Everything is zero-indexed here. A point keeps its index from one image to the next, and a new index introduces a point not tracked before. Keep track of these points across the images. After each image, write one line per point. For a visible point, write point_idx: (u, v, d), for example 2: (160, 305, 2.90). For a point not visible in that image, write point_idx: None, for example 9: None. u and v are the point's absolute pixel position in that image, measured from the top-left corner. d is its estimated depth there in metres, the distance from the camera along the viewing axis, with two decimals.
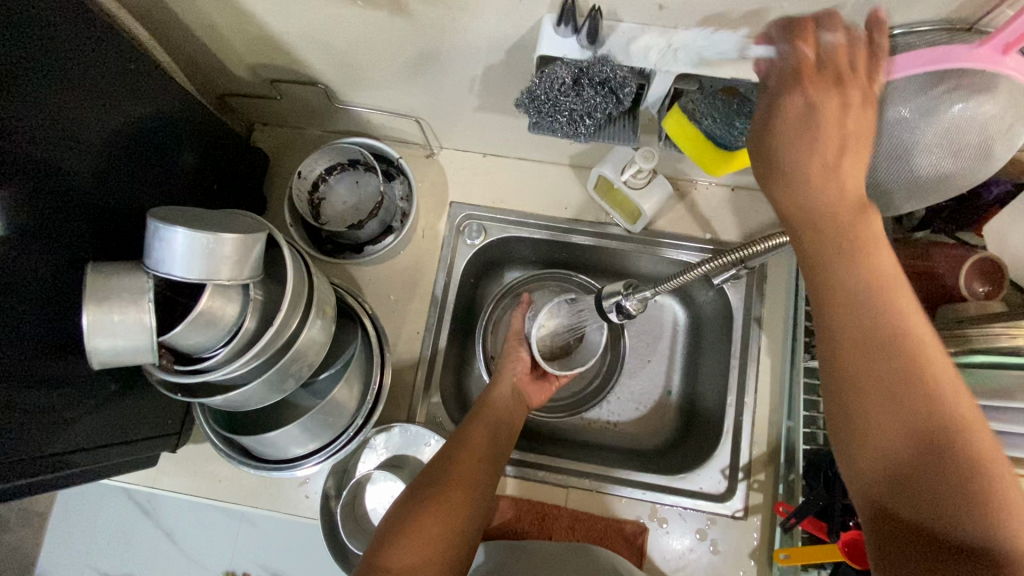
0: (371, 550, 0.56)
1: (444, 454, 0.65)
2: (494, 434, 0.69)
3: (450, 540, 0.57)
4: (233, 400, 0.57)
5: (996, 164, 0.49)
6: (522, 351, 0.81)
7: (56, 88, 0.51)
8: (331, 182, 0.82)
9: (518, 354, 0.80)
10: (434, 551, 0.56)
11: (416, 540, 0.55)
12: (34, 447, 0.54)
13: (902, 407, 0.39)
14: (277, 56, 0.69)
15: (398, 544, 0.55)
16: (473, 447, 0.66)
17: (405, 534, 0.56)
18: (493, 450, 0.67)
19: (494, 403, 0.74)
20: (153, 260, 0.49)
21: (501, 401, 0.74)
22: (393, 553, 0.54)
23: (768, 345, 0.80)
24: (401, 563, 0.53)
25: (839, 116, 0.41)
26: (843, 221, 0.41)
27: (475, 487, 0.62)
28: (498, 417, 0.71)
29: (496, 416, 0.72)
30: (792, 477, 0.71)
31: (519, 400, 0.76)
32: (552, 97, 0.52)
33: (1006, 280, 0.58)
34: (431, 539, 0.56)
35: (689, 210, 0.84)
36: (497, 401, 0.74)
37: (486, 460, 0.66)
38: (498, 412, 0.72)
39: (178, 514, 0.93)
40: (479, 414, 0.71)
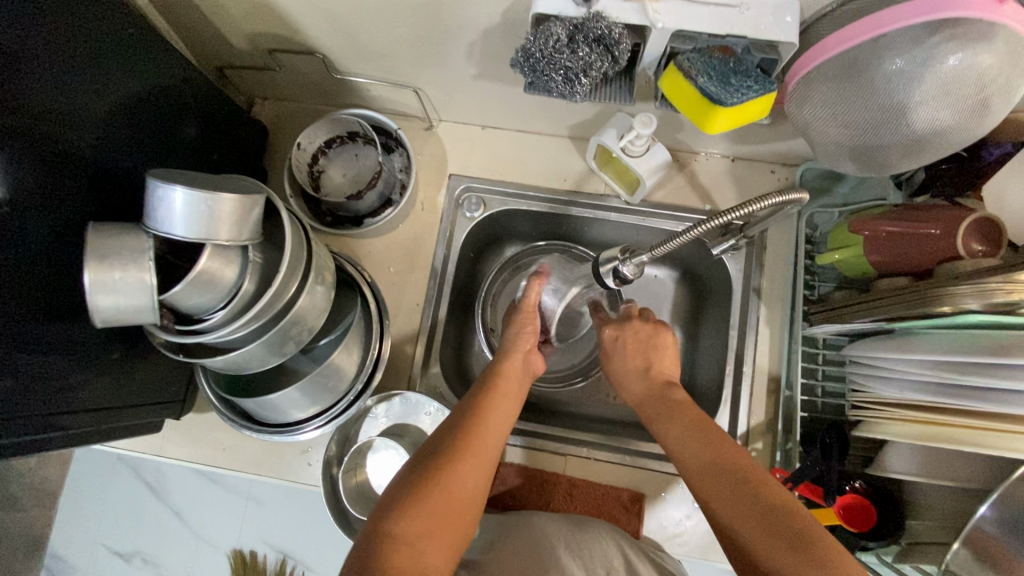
0: (376, 516, 0.52)
1: (452, 422, 0.62)
2: (504, 405, 0.65)
3: (457, 510, 0.54)
4: (235, 361, 0.57)
5: (993, 119, 0.49)
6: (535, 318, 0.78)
7: (57, 53, 0.51)
8: (330, 155, 0.83)
9: (530, 321, 0.77)
10: (441, 520, 0.52)
11: (422, 508, 0.52)
12: (39, 407, 0.55)
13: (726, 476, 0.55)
14: (275, 25, 0.70)
15: (404, 511, 0.52)
16: (483, 416, 0.62)
17: (411, 501, 0.52)
18: (502, 421, 0.64)
19: (505, 374, 0.69)
20: (153, 219, 0.50)
21: (511, 373, 0.70)
22: (398, 520, 0.51)
23: (767, 315, 0.80)
24: (406, 531, 0.50)
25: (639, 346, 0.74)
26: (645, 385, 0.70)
27: (485, 457, 0.59)
28: (509, 390, 0.67)
29: (509, 389, 0.68)
30: (790, 445, 0.72)
31: (528, 373, 0.73)
32: (547, 55, 0.51)
33: (1004, 240, 0.58)
34: (440, 510, 0.52)
35: (688, 181, 0.83)
36: (508, 373, 0.69)
37: (496, 432, 0.62)
38: (509, 384, 0.68)
39: (183, 487, 0.95)
40: (489, 384, 0.67)
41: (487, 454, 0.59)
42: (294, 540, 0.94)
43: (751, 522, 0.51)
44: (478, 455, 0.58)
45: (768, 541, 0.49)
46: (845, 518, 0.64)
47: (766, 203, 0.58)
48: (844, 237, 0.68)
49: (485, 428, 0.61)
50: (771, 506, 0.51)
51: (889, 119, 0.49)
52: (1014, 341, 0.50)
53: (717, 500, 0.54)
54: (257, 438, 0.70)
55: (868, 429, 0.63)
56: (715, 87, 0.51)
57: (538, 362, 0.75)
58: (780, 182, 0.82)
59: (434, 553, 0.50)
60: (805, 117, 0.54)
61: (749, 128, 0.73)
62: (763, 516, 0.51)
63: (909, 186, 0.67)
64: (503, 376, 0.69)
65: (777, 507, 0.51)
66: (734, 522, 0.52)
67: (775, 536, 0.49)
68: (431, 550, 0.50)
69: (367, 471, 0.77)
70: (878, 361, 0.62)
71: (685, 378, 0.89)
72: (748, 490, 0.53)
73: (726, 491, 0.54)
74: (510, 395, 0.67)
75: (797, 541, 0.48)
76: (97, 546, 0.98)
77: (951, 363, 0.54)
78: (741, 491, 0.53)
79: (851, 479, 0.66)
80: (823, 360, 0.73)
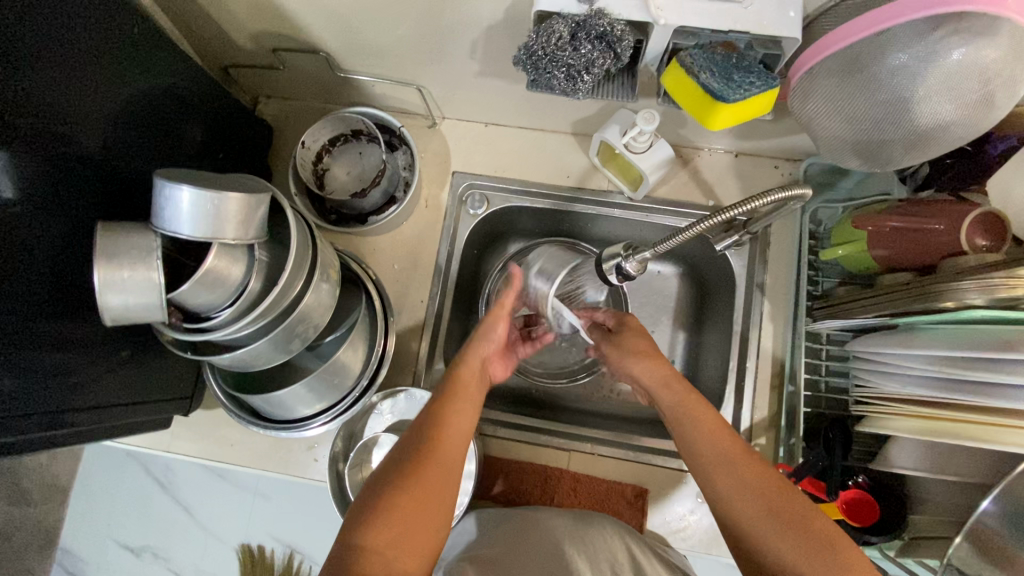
0: (349, 527, 0.52)
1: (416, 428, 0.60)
2: (468, 405, 0.63)
3: (424, 518, 0.53)
4: (242, 359, 0.58)
5: (997, 114, 0.49)
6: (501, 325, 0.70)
7: (64, 54, 0.52)
8: (334, 153, 0.83)
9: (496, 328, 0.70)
10: (409, 530, 0.52)
11: (389, 519, 0.52)
12: (53, 404, 0.56)
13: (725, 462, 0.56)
14: (278, 24, 0.70)
15: (373, 522, 0.52)
16: (446, 421, 0.60)
17: (379, 512, 0.52)
18: (466, 423, 0.62)
19: (467, 371, 0.66)
20: (161, 218, 0.51)
21: (470, 371, 0.66)
22: (370, 532, 0.51)
23: (771, 311, 0.80)
24: (375, 541, 0.51)
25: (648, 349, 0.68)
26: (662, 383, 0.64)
27: (449, 463, 0.57)
28: (472, 388, 0.65)
29: (468, 388, 0.65)
30: (793, 441, 0.72)
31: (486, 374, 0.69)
32: (549, 53, 0.52)
33: (1009, 233, 0.57)
34: (410, 520, 0.52)
35: (692, 177, 0.83)
36: (470, 371, 0.66)
37: (460, 435, 0.60)
38: (472, 381, 0.65)
39: (192, 483, 0.96)
40: (453, 383, 0.64)
41: (451, 460, 0.58)
42: (301, 536, 0.95)
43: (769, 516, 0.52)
44: (442, 463, 0.57)
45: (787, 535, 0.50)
46: (847, 512, 0.64)
47: (769, 199, 0.58)
48: (846, 232, 0.69)
49: (447, 433, 0.59)
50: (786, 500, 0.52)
51: (891, 115, 0.49)
52: (1018, 336, 0.50)
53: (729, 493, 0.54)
54: (264, 433, 0.71)
55: (872, 424, 0.63)
56: (717, 84, 0.51)
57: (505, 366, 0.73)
58: (784, 178, 0.82)
59: (406, 563, 0.51)
60: (808, 112, 0.54)
61: (753, 124, 0.73)
62: (780, 512, 0.51)
63: (914, 180, 0.68)
64: (465, 372, 0.66)
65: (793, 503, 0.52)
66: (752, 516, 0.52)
67: (791, 529, 0.50)
68: (401, 560, 0.51)
69: (371, 466, 0.77)
70: (883, 357, 0.62)
71: (688, 374, 0.90)
72: (765, 485, 0.53)
73: (744, 483, 0.54)
74: (473, 393, 0.64)
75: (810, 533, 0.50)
76: (108, 541, 0.99)
77: (955, 358, 0.54)
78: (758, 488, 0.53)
79: (854, 474, 0.67)
80: (827, 356, 0.72)
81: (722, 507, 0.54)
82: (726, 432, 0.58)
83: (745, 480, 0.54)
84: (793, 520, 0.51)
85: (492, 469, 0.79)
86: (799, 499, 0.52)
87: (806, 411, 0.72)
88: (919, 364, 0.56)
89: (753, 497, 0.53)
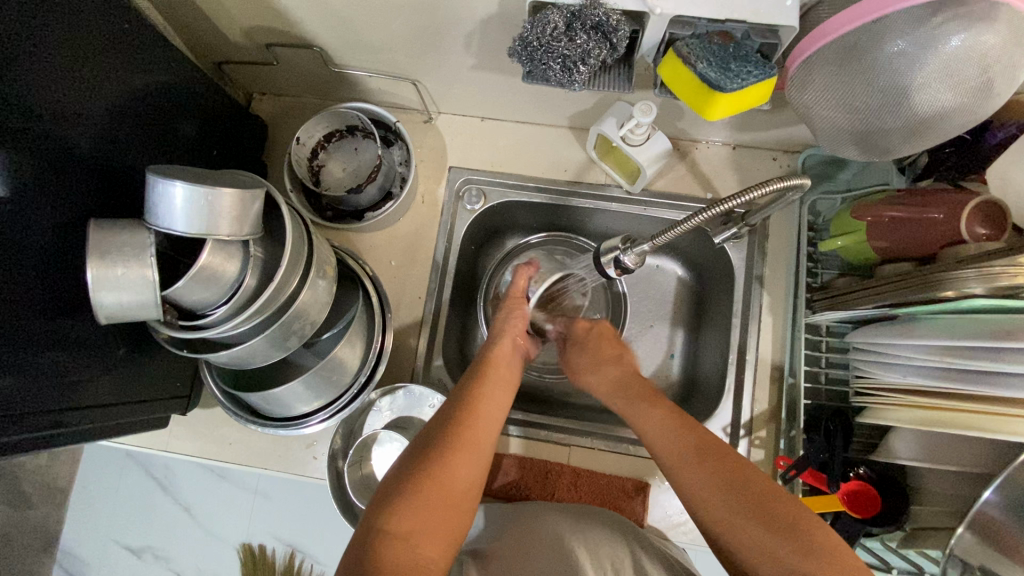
0: (372, 511, 0.52)
1: (444, 416, 0.61)
2: (496, 395, 0.65)
3: (452, 503, 0.54)
4: (239, 356, 0.57)
5: (997, 101, 0.48)
6: (526, 307, 0.78)
7: (56, 50, 0.51)
8: (329, 150, 0.83)
9: (522, 309, 0.77)
10: (437, 515, 0.52)
11: (417, 503, 0.52)
12: (50, 403, 0.56)
13: (678, 438, 0.58)
14: (272, 19, 0.69)
15: (399, 506, 0.51)
16: (474, 407, 0.62)
17: (407, 496, 0.52)
18: (493, 410, 0.64)
19: (494, 364, 0.69)
20: (154, 215, 0.50)
21: (501, 360, 0.70)
22: (395, 515, 0.51)
23: (770, 303, 0.79)
24: (403, 525, 0.50)
25: (610, 334, 0.78)
26: (618, 373, 0.71)
27: (478, 450, 0.59)
28: (499, 379, 0.67)
29: (498, 376, 0.68)
30: (794, 433, 0.71)
31: (516, 359, 0.72)
32: (544, 43, 0.51)
33: (1009, 222, 0.58)
34: (434, 503, 0.53)
35: (690, 170, 0.83)
36: (497, 362, 0.70)
37: (488, 421, 0.62)
38: (499, 373, 0.68)
39: (191, 483, 0.96)
40: (480, 375, 0.67)
41: (481, 447, 0.59)
42: (300, 535, 0.94)
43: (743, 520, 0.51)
44: (471, 449, 0.58)
45: (764, 538, 0.49)
46: (849, 504, 0.64)
47: (768, 188, 0.58)
48: (847, 222, 0.68)
49: (475, 419, 0.61)
50: (762, 498, 0.51)
51: (890, 103, 0.49)
52: (1018, 324, 0.50)
53: (700, 492, 0.54)
54: (263, 432, 0.70)
55: (873, 415, 0.63)
56: (714, 73, 0.51)
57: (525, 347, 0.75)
58: (782, 170, 0.81)
59: (431, 546, 0.50)
60: (806, 103, 0.54)
61: (750, 115, 0.72)
62: (752, 506, 0.51)
63: (913, 171, 0.68)
64: (492, 364, 0.69)
65: (764, 502, 0.51)
66: (722, 519, 0.52)
67: (768, 531, 0.49)
68: (427, 544, 0.50)
69: (371, 464, 0.77)
70: (882, 348, 0.62)
71: (688, 368, 0.89)
72: (737, 483, 0.53)
73: (712, 482, 0.54)
74: (501, 384, 0.67)
75: (790, 530, 0.48)
76: (109, 543, 0.99)
77: (957, 347, 0.53)
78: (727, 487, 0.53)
79: (856, 465, 0.67)
80: (827, 347, 0.72)
81: (694, 497, 0.55)
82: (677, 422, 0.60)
83: (705, 473, 0.55)
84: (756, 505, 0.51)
85: (491, 464, 0.79)
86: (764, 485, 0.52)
87: (806, 403, 0.71)
88: (920, 355, 0.56)
89: (715, 486, 0.53)
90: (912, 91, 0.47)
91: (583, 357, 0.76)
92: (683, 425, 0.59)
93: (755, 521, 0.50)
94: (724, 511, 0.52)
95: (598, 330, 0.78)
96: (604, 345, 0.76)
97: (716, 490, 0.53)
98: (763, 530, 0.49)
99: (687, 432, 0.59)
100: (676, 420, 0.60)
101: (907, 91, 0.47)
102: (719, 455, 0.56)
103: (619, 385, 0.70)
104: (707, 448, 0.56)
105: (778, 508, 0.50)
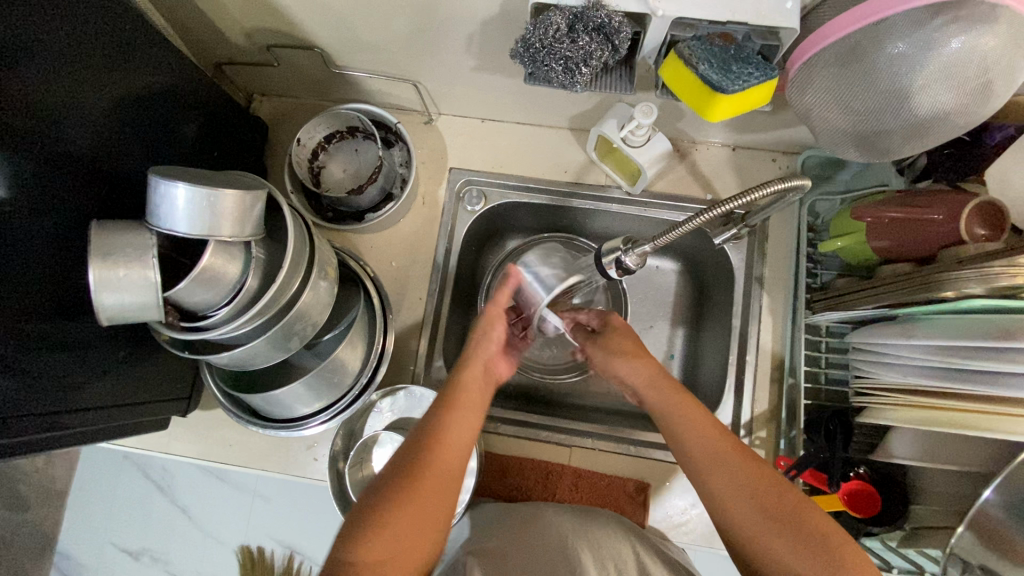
0: (341, 541, 0.53)
1: (411, 441, 0.58)
2: (468, 417, 0.61)
3: (419, 536, 0.53)
4: (240, 358, 0.57)
5: (996, 103, 0.49)
6: (498, 325, 0.69)
7: (57, 51, 0.51)
8: (330, 151, 0.82)
9: (490, 330, 0.69)
10: (402, 548, 0.52)
11: (382, 537, 0.52)
12: (51, 405, 0.56)
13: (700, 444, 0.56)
14: (272, 20, 0.69)
15: (363, 540, 0.51)
16: (442, 435, 0.58)
17: (371, 530, 0.52)
18: (465, 434, 0.60)
19: (466, 380, 0.64)
20: (157, 216, 0.50)
21: (470, 382, 0.64)
22: (360, 549, 0.51)
23: (770, 304, 0.80)
24: (368, 559, 0.51)
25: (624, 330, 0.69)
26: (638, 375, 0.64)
27: (445, 481, 0.56)
28: (471, 400, 0.62)
29: (467, 398, 0.62)
30: (794, 433, 0.71)
31: (489, 383, 0.66)
32: (547, 44, 0.52)
33: (1007, 222, 0.58)
34: (399, 537, 0.52)
35: (690, 170, 0.83)
36: (470, 378, 0.64)
37: (460, 446, 0.59)
38: (472, 390, 0.63)
39: (191, 485, 0.95)
40: (450, 394, 0.62)
41: (449, 478, 0.56)
42: (300, 537, 0.94)
43: (778, 535, 0.50)
44: (436, 481, 0.55)
45: (796, 554, 0.49)
46: (849, 504, 0.64)
47: (769, 190, 0.58)
48: (847, 223, 0.69)
49: (443, 448, 0.58)
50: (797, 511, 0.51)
51: (890, 105, 0.49)
52: (1018, 325, 0.50)
53: (724, 503, 0.54)
54: (264, 433, 0.70)
55: (872, 414, 0.63)
56: (716, 75, 0.51)
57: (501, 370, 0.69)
58: (782, 170, 0.82)
59: None
60: (806, 104, 0.54)
61: (750, 115, 0.73)
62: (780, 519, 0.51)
63: (912, 172, 0.68)
64: (464, 382, 0.64)
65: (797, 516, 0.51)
66: (754, 532, 0.51)
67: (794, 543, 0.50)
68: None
69: (372, 464, 0.77)
70: (882, 348, 0.62)
71: (688, 369, 0.90)
72: (770, 496, 0.52)
73: (740, 492, 0.53)
74: (472, 404, 0.62)
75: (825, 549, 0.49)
76: (107, 546, 0.98)
77: (957, 347, 0.54)
78: (761, 499, 0.52)
79: (856, 465, 0.66)
80: (827, 348, 0.72)
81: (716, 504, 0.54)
82: (705, 426, 0.57)
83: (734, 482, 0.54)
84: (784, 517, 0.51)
85: (492, 466, 0.79)
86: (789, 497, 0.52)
87: (806, 403, 0.72)
88: (921, 354, 0.56)
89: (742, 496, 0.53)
90: (912, 93, 0.48)
91: (598, 360, 0.68)
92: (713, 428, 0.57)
93: (791, 536, 0.50)
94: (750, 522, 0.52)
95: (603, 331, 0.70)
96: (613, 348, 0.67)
97: (743, 502, 0.53)
98: (791, 543, 0.50)
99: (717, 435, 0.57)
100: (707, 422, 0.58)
101: (907, 93, 0.48)
102: (750, 464, 0.54)
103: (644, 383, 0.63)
104: (738, 456, 0.55)
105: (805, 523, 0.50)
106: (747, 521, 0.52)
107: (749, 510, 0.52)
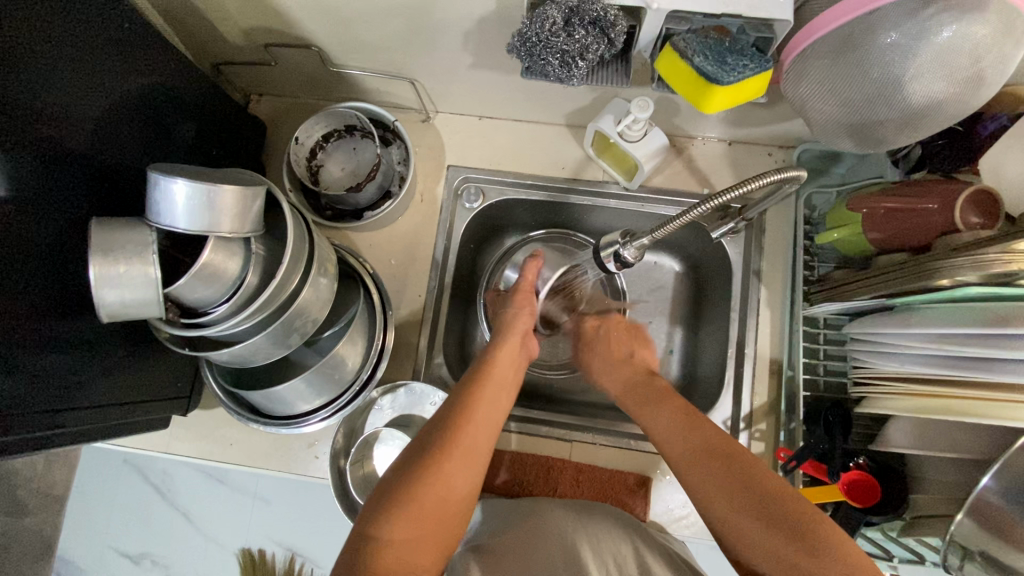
0: (363, 519, 0.52)
1: (439, 418, 0.59)
2: (497, 394, 0.63)
3: (445, 513, 0.53)
4: (240, 355, 0.57)
5: (988, 92, 0.49)
6: (533, 302, 0.77)
7: (54, 50, 0.51)
8: (328, 149, 0.83)
9: (529, 301, 0.77)
10: (428, 524, 0.52)
11: (410, 513, 0.51)
12: (52, 403, 0.56)
13: (687, 430, 0.58)
14: (271, 19, 0.70)
15: (389, 516, 0.51)
16: (472, 410, 0.59)
17: (397, 506, 0.51)
18: (493, 411, 0.61)
19: (496, 364, 0.66)
20: (155, 213, 0.50)
21: (506, 359, 0.67)
22: (386, 524, 0.50)
23: (767, 297, 0.80)
24: (394, 535, 0.50)
25: (624, 327, 0.81)
26: (639, 376, 0.71)
27: (475, 455, 0.57)
28: (501, 382, 0.64)
29: (499, 376, 0.65)
30: (793, 425, 0.71)
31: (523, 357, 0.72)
32: (543, 38, 0.52)
33: (1002, 211, 0.59)
34: (425, 514, 0.52)
35: (686, 165, 0.84)
36: (501, 362, 0.67)
37: (488, 422, 0.60)
38: (502, 374, 0.65)
39: (191, 488, 0.95)
40: (479, 375, 0.64)
41: (478, 451, 0.57)
42: (302, 538, 0.94)
43: (755, 523, 0.50)
44: (465, 453, 0.56)
45: (775, 541, 0.48)
46: (850, 494, 0.64)
47: (763, 180, 0.58)
48: (842, 216, 0.69)
49: (473, 422, 0.58)
50: (770, 496, 0.50)
51: (883, 95, 0.50)
52: (1013, 311, 0.51)
53: (710, 492, 0.54)
54: (265, 430, 0.70)
55: (870, 404, 0.63)
56: (710, 67, 0.51)
57: (534, 346, 0.74)
58: (777, 164, 0.82)
59: (421, 556, 0.50)
60: (801, 95, 0.55)
61: (745, 109, 0.73)
62: (765, 512, 0.50)
63: (908, 163, 0.68)
64: (495, 365, 0.66)
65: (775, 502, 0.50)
66: (732, 520, 0.51)
67: (780, 534, 0.48)
68: (419, 552, 0.50)
69: (373, 463, 0.77)
70: (878, 338, 0.62)
71: (687, 365, 0.90)
72: (742, 487, 0.52)
73: (719, 483, 0.53)
74: (502, 384, 0.64)
75: (805, 533, 0.47)
76: (107, 551, 0.98)
77: (952, 335, 0.54)
78: (736, 486, 0.52)
79: (857, 457, 0.66)
80: (825, 339, 0.73)
81: (702, 500, 0.54)
82: (689, 420, 0.59)
83: (717, 478, 0.54)
84: (766, 513, 0.50)
85: (492, 461, 0.79)
86: (775, 483, 0.51)
87: (805, 395, 0.72)
88: (915, 343, 0.57)
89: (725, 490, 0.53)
90: (904, 81, 0.48)
91: (597, 355, 0.79)
92: (694, 423, 0.59)
93: (768, 524, 0.49)
94: (736, 515, 0.51)
95: (609, 323, 0.83)
96: (616, 345, 0.79)
97: (726, 492, 0.52)
98: (776, 533, 0.48)
99: (698, 428, 0.58)
100: (692, 417, 0.60)
101: (900, 82, 0.48)
102: (732, 454, 0.55)
103: (628, 385, 0.71)
104: (722, 446, 0.56)
105: (790, 511, 0.49)
106: (723, 505, 0.52)
107: (724, 500, 0.52)
